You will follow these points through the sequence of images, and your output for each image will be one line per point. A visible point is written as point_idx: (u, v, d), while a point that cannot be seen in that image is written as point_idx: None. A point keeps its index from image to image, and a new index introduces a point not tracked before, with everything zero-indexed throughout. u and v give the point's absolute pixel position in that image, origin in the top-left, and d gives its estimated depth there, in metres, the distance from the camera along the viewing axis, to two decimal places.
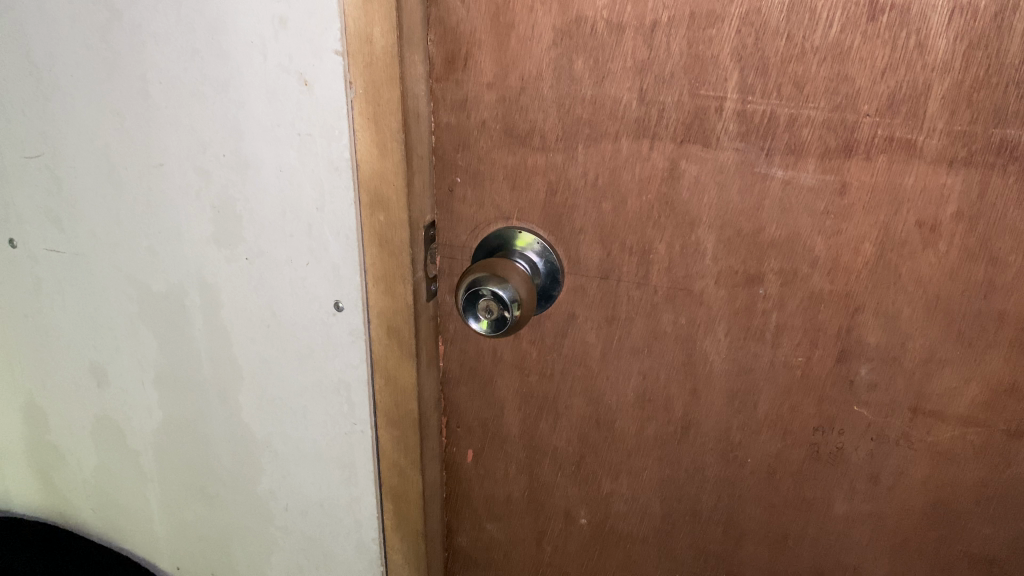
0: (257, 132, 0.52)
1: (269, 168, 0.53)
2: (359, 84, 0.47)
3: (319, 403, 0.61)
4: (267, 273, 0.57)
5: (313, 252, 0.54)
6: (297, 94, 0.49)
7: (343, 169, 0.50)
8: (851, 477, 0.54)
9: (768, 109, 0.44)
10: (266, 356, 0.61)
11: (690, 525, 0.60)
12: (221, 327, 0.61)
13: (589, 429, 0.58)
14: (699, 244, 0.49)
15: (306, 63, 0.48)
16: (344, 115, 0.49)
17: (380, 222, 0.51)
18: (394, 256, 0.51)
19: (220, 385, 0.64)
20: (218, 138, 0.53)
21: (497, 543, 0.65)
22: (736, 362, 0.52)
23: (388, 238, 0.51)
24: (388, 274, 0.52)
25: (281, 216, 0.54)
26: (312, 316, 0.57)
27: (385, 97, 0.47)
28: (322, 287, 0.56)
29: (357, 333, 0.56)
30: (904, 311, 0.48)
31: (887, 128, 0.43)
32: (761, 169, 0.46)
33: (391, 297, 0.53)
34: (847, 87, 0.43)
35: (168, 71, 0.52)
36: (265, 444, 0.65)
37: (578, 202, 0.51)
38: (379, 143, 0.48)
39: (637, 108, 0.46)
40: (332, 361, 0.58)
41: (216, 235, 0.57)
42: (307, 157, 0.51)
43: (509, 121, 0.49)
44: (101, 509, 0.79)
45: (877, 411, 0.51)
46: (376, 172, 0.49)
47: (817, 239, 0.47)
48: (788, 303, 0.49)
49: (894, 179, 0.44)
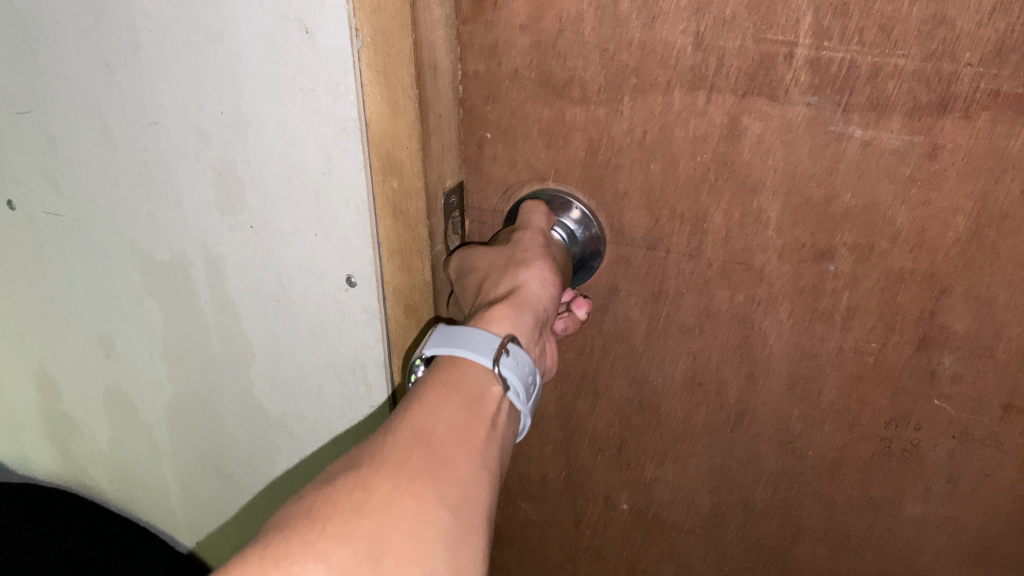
0: (255, 87, 0.45)
1: (271, 129, 0.47)
2: (366, 31, 0.40)
3: (333, 381, 0.58)
4: (274, 243, 0.52)
5: (321, 222, 0.50)
6: (297, 44, 0.43)
7: (351, 130, 0.44)
8: (926, 477, 0.48)
9: (847, 57, 0.38)
10: (276, 333, 0.57)
11: (741, 517, 0.54)
12: (229, 303, 0.58)
13: (632, 411, 0.52)
14: (762, 212, 0.43)
15: (305, 9, 0.41)
16: (351, 67, 0.42)
17: (394, 188, 0.45)
18: (410, 227, 0.47)
19: (231, 361, 0.61)
20: (215, 95, 0.47)
21: (532, 524, 0.61)
22: (800, 346, 0.46)
23: (403, 208, 0.46)
24: (404, 247, 0.48)
25: (286, 182, 0.49)
26: (323, 292, 0.53)
27: (395, 47, 0.40)
28: (331, 261, 0.51)
29: (371, 311, 0.52)
30: (1000, 295, 0.41)
31: (991, 81, 0.36)
32: (836, 127, 0.39)
33: (407, 273, 0.49)
34: (944, 32, 0.36)
35: (157, 20, 0.46)
36: (280, 423, 0.63)
37: (622, 162, 0.45)
38: (389, 100, 0.42)
39: (692, 55, 0.40)
40: (346, 341, 0.55)
41: (219, 202, 0.53)
42: (311, 116, 0.45)
43: (545, 69, 0.43)
44: (126, 474, 0.80)
45: (960, 406, 0.45)
46: (388, 133, 0.43)
47: (899, 210, 0.41)
48: (861, 282, 0.43)
49: (996, 141, 0.38)
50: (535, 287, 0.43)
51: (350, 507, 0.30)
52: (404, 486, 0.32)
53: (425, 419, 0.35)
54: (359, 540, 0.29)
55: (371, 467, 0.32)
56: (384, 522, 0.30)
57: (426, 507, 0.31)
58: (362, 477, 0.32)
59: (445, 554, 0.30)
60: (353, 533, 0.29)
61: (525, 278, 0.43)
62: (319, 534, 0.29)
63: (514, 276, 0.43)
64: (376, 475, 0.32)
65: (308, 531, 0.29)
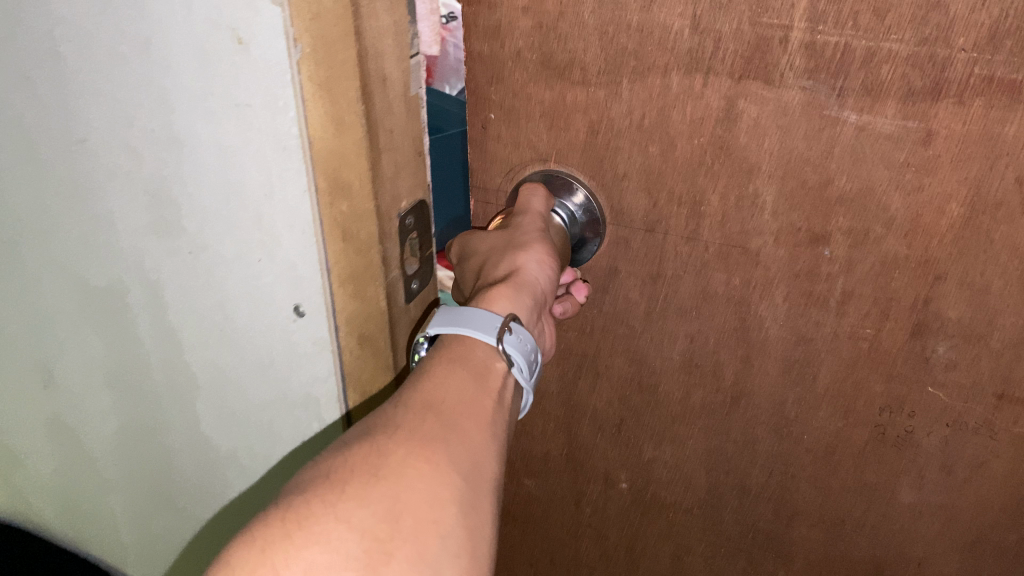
0: (188, 100, 0.40)
1: (208, 146, 0.41)
2: (305, 41, 0.35)
3: (284, 416, 0.53)
4: (216, 267, 0.47)
5: (265, 246, 0.44)
6: (231, 56, 0.37)
7: (293, 149, 0.39)
8: (920, 464, 0.48)
9: (841, 41, 0.37)
10: (222, 362, 0.53)
11: (738, 500, 0.55)
12: (170, 333, 0.53)
13: (631, 392, 0.53)
14: (758, 196, 0.43)
15: (239, 17, 0.35)
16: (290, 81, 0.36)
17: (343, 212, 0.40)
18: (362, 252, 0.42)
19: (178, 393, 0.57)
20: (145, 111, 0.42)
21: (535, 500, 0.62)
22: (795, 330, 0.46)
23: (354, 231, 0.41)
24: (356, 274, 0.43)
25: (225, 202, 0.43)
26: (271, 323, 0.47)
27: (338, 57, 0.36)
28: (277, 288, 0.45)
29: (322, 344, 0.47)
30: (995, 284, 0.41)
31: (985, 66, 0.36)
32: (831, 112, 0.39)
33: (361, 302, 0.44)
34: (938, 16, 0.35)
35: (79, 26, 0.40)
36: (231, 457, 0.59)
37: (622, 143, 0.45)
38: (335, 115, 0.37)
39: (689, 37, 0.40)
40: (297, 375, 0.50)
41: (153, 223, 0.47)
42: (248, 132, 0.39)
43: (546, 50, 0.44)
44: (65, 513, 0.75)
45: (954, 395, 0.45)
46: (334, 153, 0.38)
47: (893, 196, 0.40)
48: (856, 268, 0.43)
49: (991, 127, 0.37)
50: (532, 270, 0.45)
51: (367, 471, 0.31)
52: (419, 452, 0.32)
53: (439, 390, 0.36)
54: (377, 501, 0.30)
55: (386, 435, 0.33)
56: (400, 484, 0.30)
57: (441, 473, 0.32)
58: (378, 444, 0.32)
59: (459, 515, 0.31)
60: (370, 495, 0.30)
61: (524, 262, 0.45)
62: (337, 497, 0.29)
63: (513, 259, 0.45)
64: (392, 443, 0.32)
65: (327, 493, 0.30)
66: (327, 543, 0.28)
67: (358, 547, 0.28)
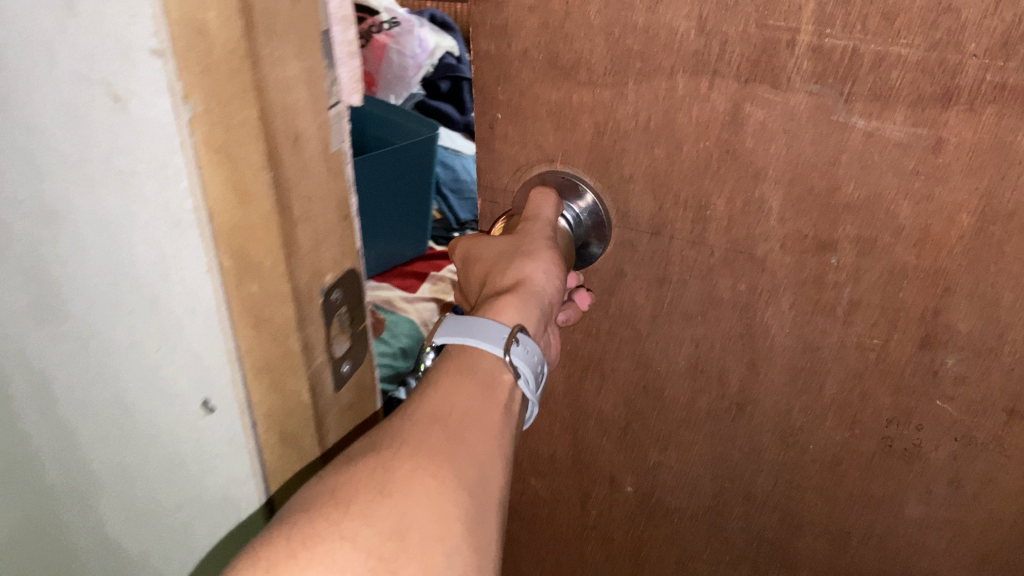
0: (62, 171, 0.34)
1: (87, 221, 0.35)
2: (197, 96, 0.29)
3: (202, 512, 0.46)
4: (110, 356, 0.41)
5: (163, 331, 0.37)
6: (105, 116, 0.31)
7: (189, 224, 0.33)
8: (928, 478, 0.47)
9: (850, 45, 0.36)
10: (128, 455, 0.46)
11: (744, 507, 0.55)
12: (65, 417, 0.47)
13: (637, 395, 0.52)
14: (764, 201, 0.42)
15: (109, 70, 0.29)
16: (179, 147, 0.30)
17: (253, 294, 0.35)
18: (279, 340, 0.37)
19: (83, 481, 0.50)
20: (14, 182, 0.37)
21: (541, 501, 0.62)
22: (802, 338, 0.45)
23: (267, 316, 0.35)
24: (273, 362, 0.37)
25: (113, 285, 0.37)
26: (177, 415, 0.41)
27: (237, 118, 0.30)
28: (183, 380, 0.39)
29: (237, 439, 0.40)
30: (1005, 296, 0.40)
31: (997, 73, 0.35)
32: (839, 117, 0.38)
33: (280, 392, 0.38)
34: (949, 21, 0.34)
35: None
36: (142, 554, 0.53)
37: (627, 145, 0.44)
38: (239, 184, 0.31)
39: (695, 39, 0.39)
40: (212, 472, 0.43)
41: (33, 307, 0.41)
42: (136, 204, 0.33)
43: (552, 50, 0.43)
44: None
45: (963, 408, 0.44)
46: (237, 226, 0.33)
47: (902, 205, 0.39)
48: (864, 277, 0.42)
49: (1002, 136, 0.36)
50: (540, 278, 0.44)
51: (373, 488, 0.31)
52: (425, 467, 0.32)
53: (446, 402, 0.36)
54: (382, 519, 0.30)
55: (391, 449, 0.33)
56: (405, 501, 0.31)
57: (446, 490, 0.32)
58: (383, 457, 0.32)
59: (465, 532, 0.31)
60: (375, 513, 0.30)
61: (531, 272, 0.44)
62: (342, 515, 0.30)
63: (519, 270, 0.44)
64: (397, 458, 0.32)
65: (331, 510, 0.30)
66: (333, 564, 0.28)
67: (363, 566, 0.28)
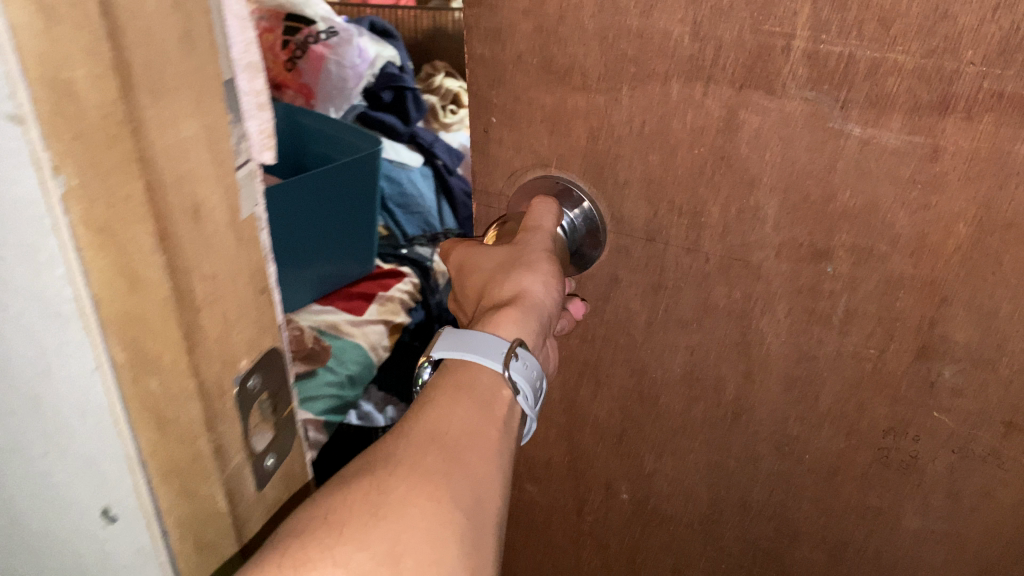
0: None
1: None
2: (66, 169, 0.21)
3: None
4: None
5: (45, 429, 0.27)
6: None
7: (70, 313, 0.24)
8: (925, 489, 0.46)
9: (846, 52, 0.36)
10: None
11: (740, 516, 0.54)
12: None
13: (633, 402, 0.52)
14: (759, 209, 0.42)
15: None
16: (52, 227, 0.22)
17: (155, 390, 0.27)
18: (183, 439, 0.29)
19: None
20: None
21: (537, 506, 0.62)
22: (798, 347, 0.45)
23: (170, 415, 0.28)
24: (182, 469, 0.29)
25: None
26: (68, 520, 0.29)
27: (121, 193, 0.23)
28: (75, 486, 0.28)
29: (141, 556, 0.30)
30: (1004, 307, 0.39)
31: (995, 81, 0.34)
32: (836, 124, 0.38)
33: (188, 495, 0.30)
34: (946, 28, 0.34)
35: None
36: None
37: (622, 151, 0.44)
38: (123, 268, 0.24)
39: (690, 44, 0.39)
40: None
41: None
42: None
43: (547, 55, 0.43)
44: None
45: (960, 420, 0.43)
46: (128, 313, 0.25)
47: (899, 213, 0.39)
48: (861, 286, 0.41)
49: (1000, 145, 0.35)
50: (537, 289, 0.43)
51: (366, 510, 0.31)
52: (420, 488, 0.32)
53: (442, 419, 0.36)
54: (375, 543, 0.30)
55: (386, 470, 0.33)
56: (400, 524, 0.30)
57: (441, 512, 0.32)
58: (377, 479, 0.32)
59: (461, 555, 0.31)
60: (370, 535, 0.30)
61: (529, 283, 0.43)
62: (335, 539, 0.29)
63: (516, 281, 0.43)
64: (392, 480, 0.32)
65: (324, 534, 0.30)
66: None
67: None
